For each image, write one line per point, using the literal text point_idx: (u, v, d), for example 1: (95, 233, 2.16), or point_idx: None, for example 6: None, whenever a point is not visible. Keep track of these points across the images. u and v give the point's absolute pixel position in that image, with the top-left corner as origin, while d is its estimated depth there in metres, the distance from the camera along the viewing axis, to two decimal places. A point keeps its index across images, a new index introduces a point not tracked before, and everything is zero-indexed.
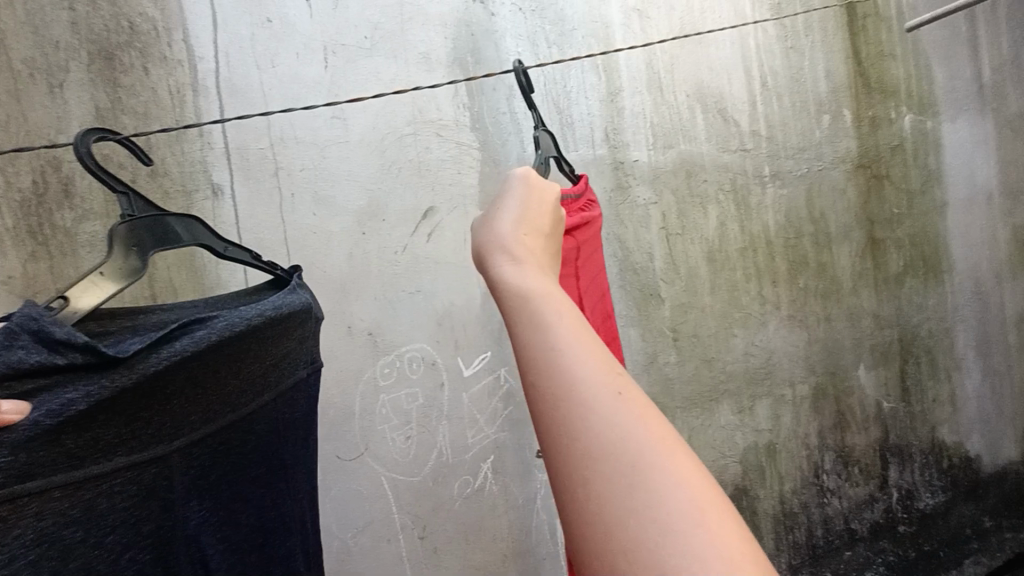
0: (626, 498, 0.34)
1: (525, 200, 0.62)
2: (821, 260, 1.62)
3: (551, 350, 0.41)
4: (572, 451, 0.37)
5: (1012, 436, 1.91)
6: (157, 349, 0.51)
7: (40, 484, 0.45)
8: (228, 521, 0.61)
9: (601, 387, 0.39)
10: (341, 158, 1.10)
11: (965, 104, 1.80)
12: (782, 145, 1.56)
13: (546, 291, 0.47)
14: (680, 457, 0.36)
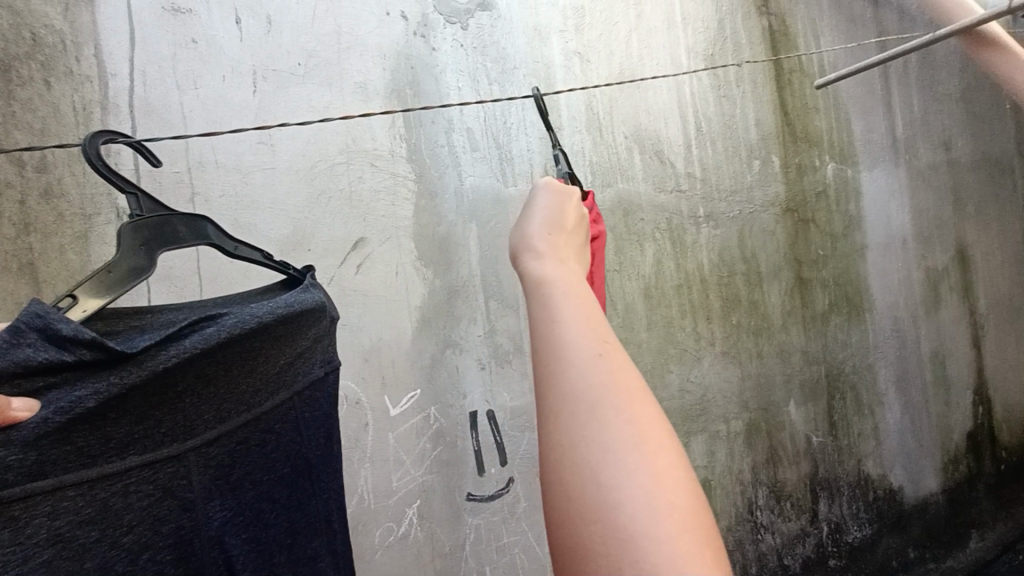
0: (588, 446, 0.36)
1: (555, 205, 0.61)
2: (754, 298, 1.68)
3: (550, 315, 0.44)
4: (553, 400, 0.39)
5: (931, 468, 2.00)
6: (166, 345, 0.50)
7: (51, 482, 0.44)
8: (254, 525, 0.58)
9: (585, 346, 0.41)
10: (266, 185, 1.06)
11: (881, 155, 1.94)
12: (716, 187, 1.63)
13: (558, 273, 0.49)
14: (641, 412, 0.38)
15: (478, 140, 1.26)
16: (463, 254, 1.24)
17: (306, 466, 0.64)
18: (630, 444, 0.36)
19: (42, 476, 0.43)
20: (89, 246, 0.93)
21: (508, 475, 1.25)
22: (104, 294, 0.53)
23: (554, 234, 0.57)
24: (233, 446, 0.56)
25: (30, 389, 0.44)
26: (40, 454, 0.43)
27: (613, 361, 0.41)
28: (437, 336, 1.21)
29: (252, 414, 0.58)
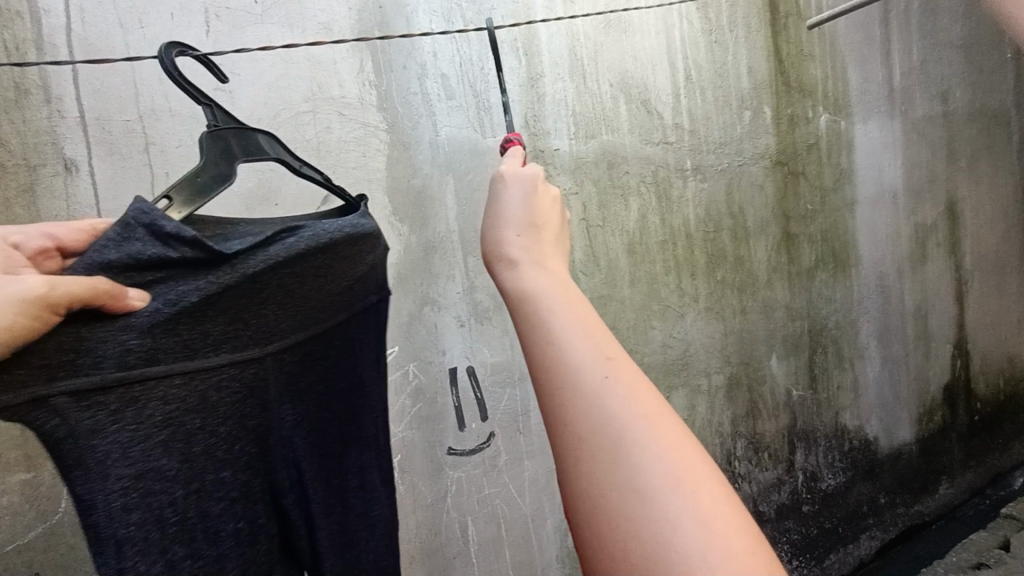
0: (615, 479, 0.40)
1: (525, 201, 0.60)
2: (739, 254, 1.66)
3: (551, 348, 0.47)
4: (573, 442, 0.43)
5: (907, 419, 2.05)
6: (252, 254, 0.62)
7: (165, 367, 0.57)
8: (318, 427, 0.70)
9: (594, 377, 0.44)
10: None
11: (876, 106, 1.88)
12: (704, 140, 1.57)
13: (545, 292, 0.51)
14: (662, 430, 0.42)
15: (454, 88, 1.19)
16: (439, 209, 1.20)
17: (357, 383, 0.75)
18: (659, 468, 0.40)
19: (156, 362, 0.57)
20: (37, 200, 0.89)
21: (489, 430, 1.26)
22: (196, 202, 0.61)
23: (526, 236, 0.57)
24: (303, 353, 0.69)
25: (143, 282, 0.57)
26: (154, 342, 0.57)
27: (619, 381, 0.45)
28: (415, 294, 1.18)
29: (315, 327, 0.69)
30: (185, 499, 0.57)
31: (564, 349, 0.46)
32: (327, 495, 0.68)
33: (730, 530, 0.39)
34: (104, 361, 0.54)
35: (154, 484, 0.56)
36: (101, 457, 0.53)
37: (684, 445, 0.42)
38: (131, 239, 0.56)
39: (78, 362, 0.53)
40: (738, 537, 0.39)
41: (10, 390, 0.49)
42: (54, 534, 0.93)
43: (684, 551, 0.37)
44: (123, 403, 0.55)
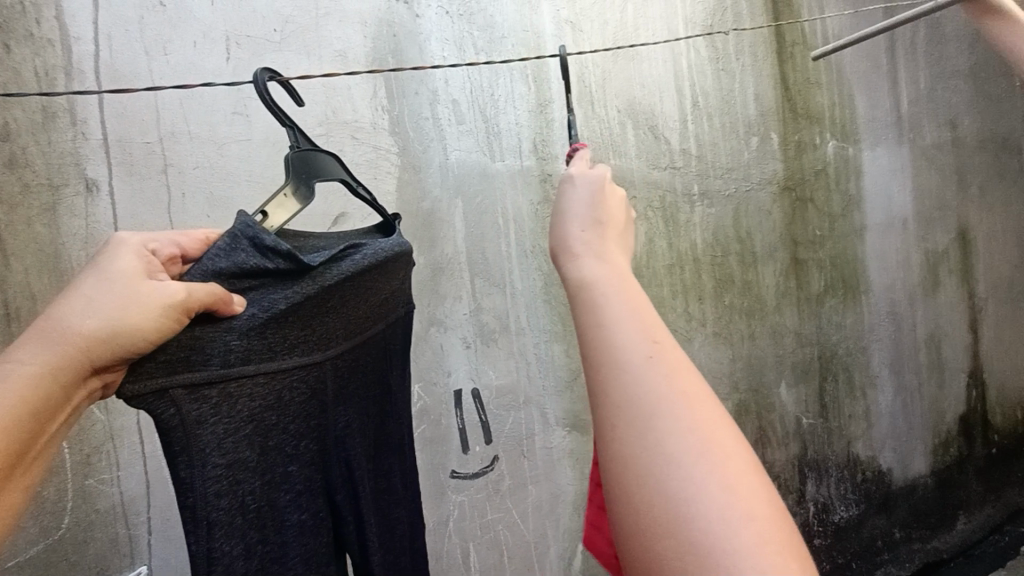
0: (648, 452, 0.38)
1: (594, 200, 0.55)
2: (747, 279, 1.66)
3: (599, 323, 0.44)
4: (608, 408, 0.41)
5: (922, 450, 2.00)
6: (330, 265, 0.64)
7: (253, 368, 0.59)
8: (363, 430, 0.71)
9: (635, 349, 0.42)
10: (242, 157, 1.03)
11: (884, 133, 1.89)
12: (711, 165, 1.59)
13: (603, 278, 0.48)
14: (702, 413, 0.39)
15: (464, 113, 1.22)
16: (448, 231, 1.21)
17: (390, 390, 0.76)
18: (696, 452, 0.37)
19: (246, 363, 0.58)
20: (58, 218, 0.91)
21: (493, 453, 1.25)
22: (282, 219, 0.63)
23: (592, 233, 0.53)
24: (354, 357, 0.70)
25: (239, 289, 0.59)
26: (245, 345, 0.58)
27: (666, 360, 0.42)
28: (421, 315, 1.18)
29: (363, 334, 0.70)
30: (262, 488, 0.59)
31: (614, 325, 0.44)
32: (372, 494, 0.70)
33: (764, 516, 0.36)
34: (211, 359, 0.56)
35: (240, 474, 0.57)
36: (201, 446, 0.54)
37: (723, 427, 0.39)
38: (237, 251, 0.58)
39: (192, 357, 0.55)
40: (773, 527, 0.35)
41: (139, 380, 0.52)
42: (55, 550, 0.90)
43: (713, 532, 0.34)
44: (219, 399, 0.56)
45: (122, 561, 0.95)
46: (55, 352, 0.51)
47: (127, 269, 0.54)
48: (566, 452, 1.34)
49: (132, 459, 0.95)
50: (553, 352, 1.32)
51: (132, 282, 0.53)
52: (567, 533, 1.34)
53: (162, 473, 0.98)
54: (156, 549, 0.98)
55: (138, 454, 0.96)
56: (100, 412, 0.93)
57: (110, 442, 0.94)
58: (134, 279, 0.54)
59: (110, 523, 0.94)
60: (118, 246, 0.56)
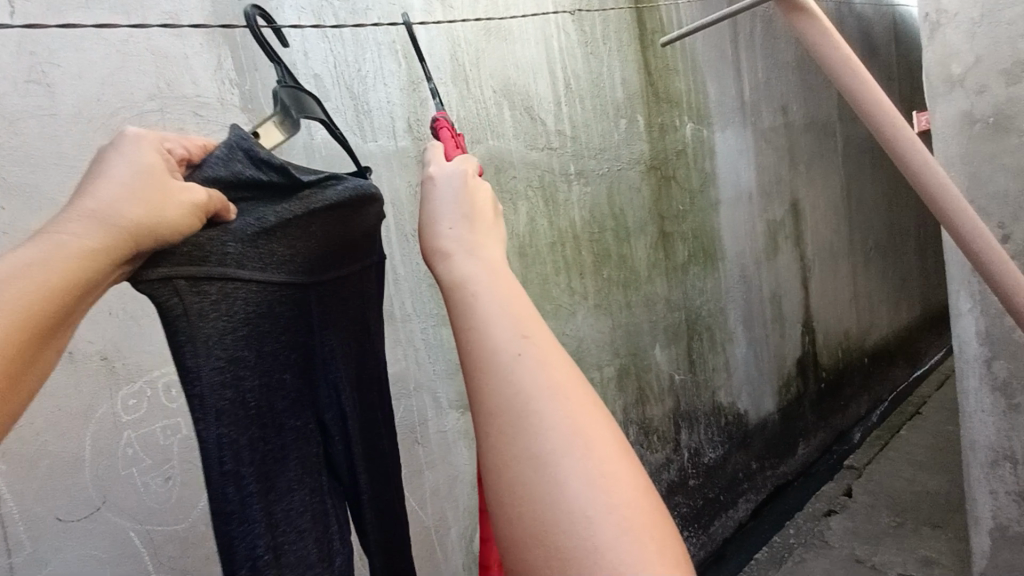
0: (515, 452, 0.36)
1: (464, 197, 0.54)
2: (622, 252, 1.78)
3: (472, 325, 0.43)
4: (484, 414, 0.39)
5: (770, 391, 2.33)
6: (320, 188, 0.60)
7: (247, 274, 0.54)
8: (363, 360, 0.67)
9: (507, 349, 0.40)
10: (46, 136, 0.86)
11: (731, 117, 2.12)
12: (585, 146, 1.66)
13: (473, 275, 0.46)
14: (577, 405, 0.38)
15: (329, 89, 1.14)
16: None
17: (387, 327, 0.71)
18: (569, 448, 0.36)
19: (240, 267, 0.54)
20: None
21: None
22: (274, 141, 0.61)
23: (462, 229, 0.51)
24: (341, 288, 0.64)
25: (233, 201, 0.55)
26: (239, 249, 0.54)
27: (537, 356, 0.40)
28: None
29: (360, 262, 0.66)
30: (263, 389, 0.55)
31: (486, 325, 0.42)
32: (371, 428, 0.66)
33: (634, 510, 0.34)
34: (210, 257, 0.51)
35: (239, 371, 0.53)
36: (200, 338, 0.50)
37: (598, 419, 0.38)
38: (234, 161, 0.54)
39: (194, 253, 0.50)
40: (643, 519, 0.34)
41: (148, 262, 0.47)
42: None
43: (584, 535, 0.33)
44: (216, 295, 0.52)
45: None
46: (83, 242, 0.41)
47: (160, 165, 0.47)
48: (460, 432, 1.35)
49: None
50: (442, 334, 1.31)
51: (166, 178, 0.46)
52: (466, 511, 1.36)
53: None
54: None
55: None
56: None
57: None
58: (166, 174, 0.47)
59: None
60: (138, 140, 0.48)
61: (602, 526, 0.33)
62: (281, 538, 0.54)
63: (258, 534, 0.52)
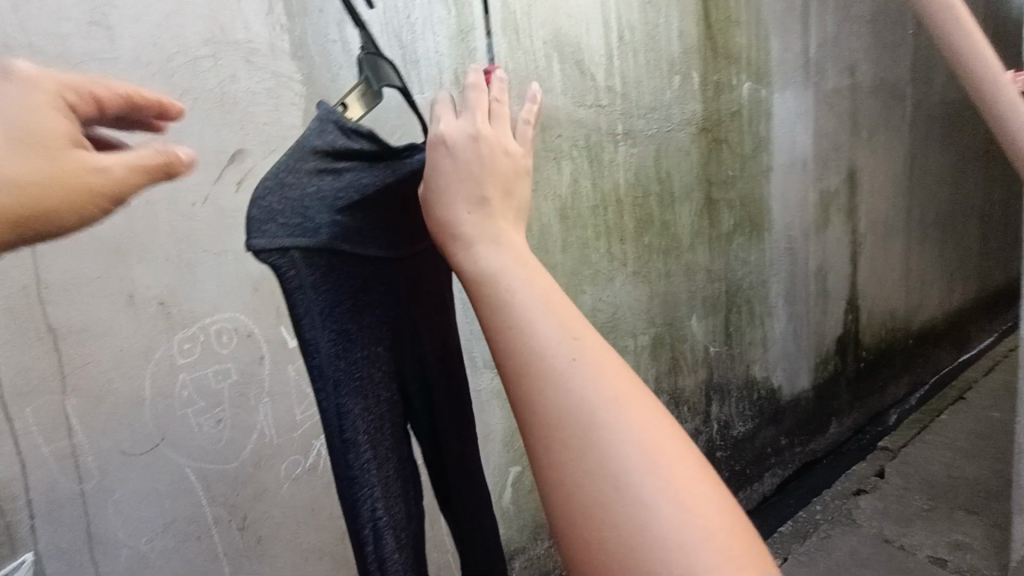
0: (585, 450, 0.42)
1: (474, 171, 0.55)
2: (665, 218, 1.72)
3: (525, 332, 0.47)
4: (547, 419, 0.44)
5: (806, 368, 2.28)
6: (404, 157, 0.64)
7: (351, 247, 0.57)
8: (435, 329, 0.70)
9: (565, 356, 0.46)
10: (105, 81, 0.86)
11: (793, 76, 1.97)
12: (635, 104, 1.58)
13: (509, 278, 0.51)
14: (633, 404, 0.44)
15: (377, 37, 1.09)
16: None
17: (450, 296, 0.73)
18: (633, 443, 0.42)
19: (345, 240, 0.56)
20: None
21: None
22: (359, 113, 0.62)
23: (479, 219, 0.55)
24: (417, 262, 0.67)
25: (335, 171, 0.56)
26: (343, 223, 0.56)
27: (586, 360, 0.46)
28: None
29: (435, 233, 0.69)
30: (363, 363, 0.59)
31: (532, 334, 0.47)
32: (443, 391, 0.70)
33: (698, 485, 0.42)
34: (320, 229, 0.54)
35: (346, 345, 0.57)
36: (317, 311, 0.54)
37: (649, 412, 0.44)
38: (327, 133, 0.56)
39: (302, 224, 0.53)
40: (700, 492, 0.42)
41: (265, 235, 0.50)
42: None
43: (659, 519, 0.40)
44: (325, 269, 0.55)
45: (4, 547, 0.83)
46: None
47: (53, 131, 0.42)
48: (493, 393, 1.37)
49: (5, 437, 0.82)
50: None
51: (50, 146, 0.42)
52: (496, 469, 1.40)
53: (43, 453, 0.85)
54: (44, 534, 0.86)
55: (7, 435, 0.83)
56: None
57: None
58: (52, 142, 0.42)
59: None
60: (35, 88, 0.42)
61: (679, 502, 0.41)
62: (389, 496, 0.61)
63: (375, 496, 0.58)
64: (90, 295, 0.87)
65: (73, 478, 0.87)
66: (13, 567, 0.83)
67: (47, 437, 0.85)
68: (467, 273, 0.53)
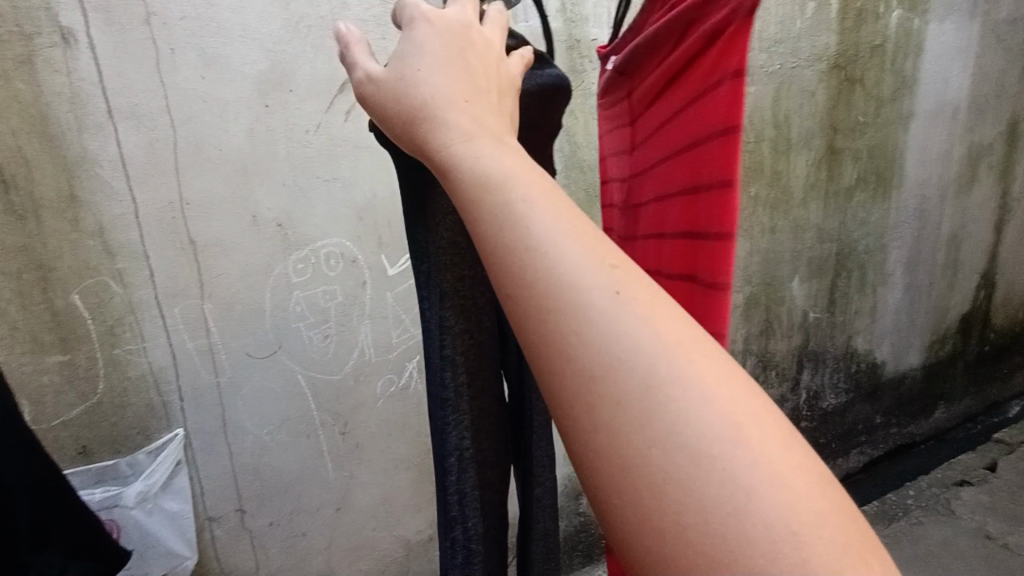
0: (634, 418, 0.30)
1: (460, 57, 0.40)
2: (777, 168, 1.56)
3: (541, 256, 0.33)
4: (577, 376, 0.31)
5: (919, 345, 2.06)
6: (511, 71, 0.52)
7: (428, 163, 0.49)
8: None
9: (595, 289, 0.32)
10: (234, 7, 0.90)
11: (957, 3, 1.65)
12: (757, 35, 1.41)
13: (518, 177, 0.35)
14: (695, 355, 0.31)
15: None
16: None
17: None
18: (702, 408, 0.29)
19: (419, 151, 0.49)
20: (37, 73, 0.81)
21: None
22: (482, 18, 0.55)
23: (481, 106, 0.39)
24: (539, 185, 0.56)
25: None
26: None
27: (634, 296, 0.32)
28: None
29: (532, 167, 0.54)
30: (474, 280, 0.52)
31: (553, 258, 0.33)
32: None
33: (802, 473, 0.29)
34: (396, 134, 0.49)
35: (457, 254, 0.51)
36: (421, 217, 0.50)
37: (725, 368, 0.31)
38: None
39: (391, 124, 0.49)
40: (800, 470, 0.29)
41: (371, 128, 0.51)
42: (98, 410, 0.94)
43: (764, 521, 0.27)
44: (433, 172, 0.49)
45: (159, 423, 0.99)
46: None
47: None
48: None
49: (157, 331, 0.96)
50: None
51: None
52: None
53: (188, 347, 0.98)
54: (189, 414, 1.01)
55: (161, 329, 0.96)
56: (119, 285, 0.92)
57: (131, 315, 0.94)
58: None
59: (144, 389, 0.97)
60: None
61: (783, 497, 0.28)
62: (484, 438, 0.53)
63: (463, 428, 0.51)
64: (220, 214, 0.96)
65: (210, 372, 1.01)
66: (168, 439, 0.99)
67: (190, 334, 0.98)
68: (459, 173, 0.36)
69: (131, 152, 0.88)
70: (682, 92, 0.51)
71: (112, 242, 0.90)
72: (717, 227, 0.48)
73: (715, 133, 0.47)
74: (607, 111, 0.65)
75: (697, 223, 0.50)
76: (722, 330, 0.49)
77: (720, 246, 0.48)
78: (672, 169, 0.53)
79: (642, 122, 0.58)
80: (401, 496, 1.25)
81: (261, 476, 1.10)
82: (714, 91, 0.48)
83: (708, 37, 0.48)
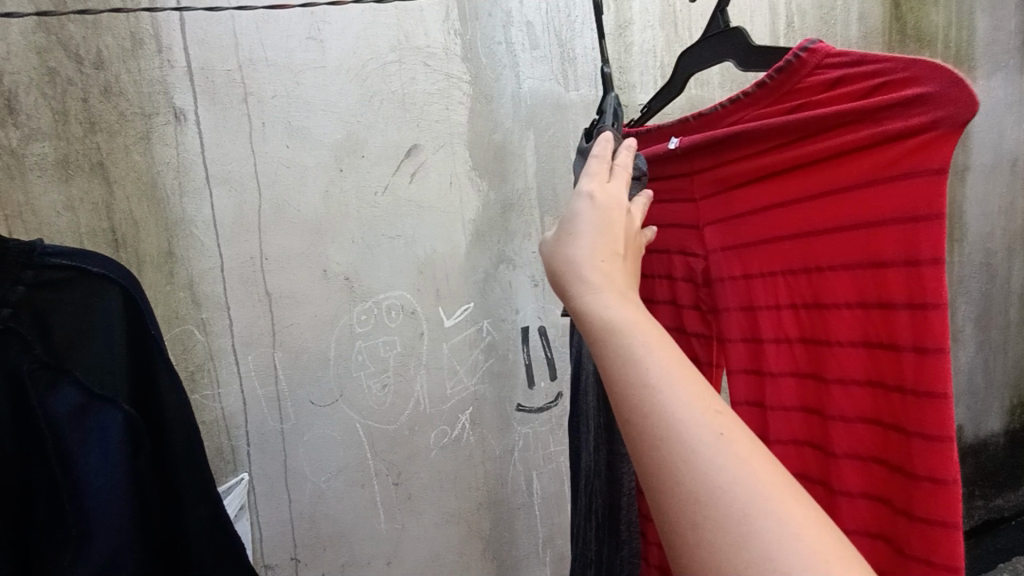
0: (738, 554, 0.34)
1: (604, 232, 0.50)
2: None
3: (653, 393, 0.40)
4: (683, 506, 0.37)
5: (999, 409, 1.90)
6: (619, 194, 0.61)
7: None
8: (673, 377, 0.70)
9: (702, 425, 0.38)
10: (318, 86, 1.01)
11: (1005, 59, 1.64)
12: None
13: (635, 323, 0.43)
14: (791, 502, 0.36)
15: (539, 37, 1.13)
16: (518, 164, 1.17)
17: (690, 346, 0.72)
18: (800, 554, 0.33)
19: None
20: (152, 147, 0.93)
21: (557, 390, 1.26)
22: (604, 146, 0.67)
23: (611, 264, 0.48)
24: None
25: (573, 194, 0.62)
26: None
27: (736, 441, 0.38)
28: (491, 251, 1.17)
29: None
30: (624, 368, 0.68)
31: (662, 396, 0.40)
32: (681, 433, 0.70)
33: None
34: None
35: None
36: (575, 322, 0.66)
37: (824, 526, 0.35)
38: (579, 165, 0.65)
39: None
40: None
41: None
42: None
43: None
44: None
45: (227, 467, 1.03)
46: None
47: None
48: None
49: (231, 377, 1.01)
50: None
51: None
52: None
53: (258, 393, 1.03)
54: (256, 459, 1.05)
55: (235, 375, 1.02)
56: (201, 333, 0.99)
57: (210, 361, 1.00)
58: None
59: (215, 434, 1.01)
60: None
61: None
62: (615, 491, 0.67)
63: None
64: (293, 268, 1.03)
65: (277, 418, 1.05)
66: (234, 482, 1.03)
67: (261, 380, 1.03)
68: (587, 314, 0.45)
69: (222, 214, 0.98)
70: (856, 176, 0.55)
71: (200, 294, 0.98)
72: (923, 297, 0.50)
73: (915, 216, 0.51)
74: (665, 186, 0.74)
75: (892, 292, 0.53)
76: (946, 395, 0.50)
77: (930, 315, 0.50)
78: (852, 240, 0.56)
79: (751, 196, 0.65)
80: (451, 552, 1.23)
81: (318, 525, 1.11)
82: (909, 179, 0.51)
83: (895, 137, 0.51)
